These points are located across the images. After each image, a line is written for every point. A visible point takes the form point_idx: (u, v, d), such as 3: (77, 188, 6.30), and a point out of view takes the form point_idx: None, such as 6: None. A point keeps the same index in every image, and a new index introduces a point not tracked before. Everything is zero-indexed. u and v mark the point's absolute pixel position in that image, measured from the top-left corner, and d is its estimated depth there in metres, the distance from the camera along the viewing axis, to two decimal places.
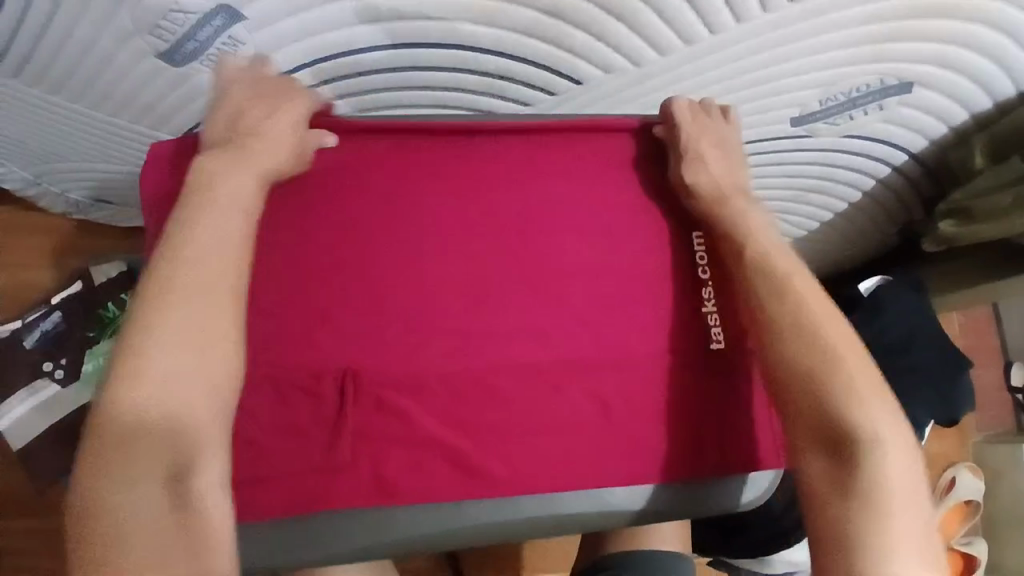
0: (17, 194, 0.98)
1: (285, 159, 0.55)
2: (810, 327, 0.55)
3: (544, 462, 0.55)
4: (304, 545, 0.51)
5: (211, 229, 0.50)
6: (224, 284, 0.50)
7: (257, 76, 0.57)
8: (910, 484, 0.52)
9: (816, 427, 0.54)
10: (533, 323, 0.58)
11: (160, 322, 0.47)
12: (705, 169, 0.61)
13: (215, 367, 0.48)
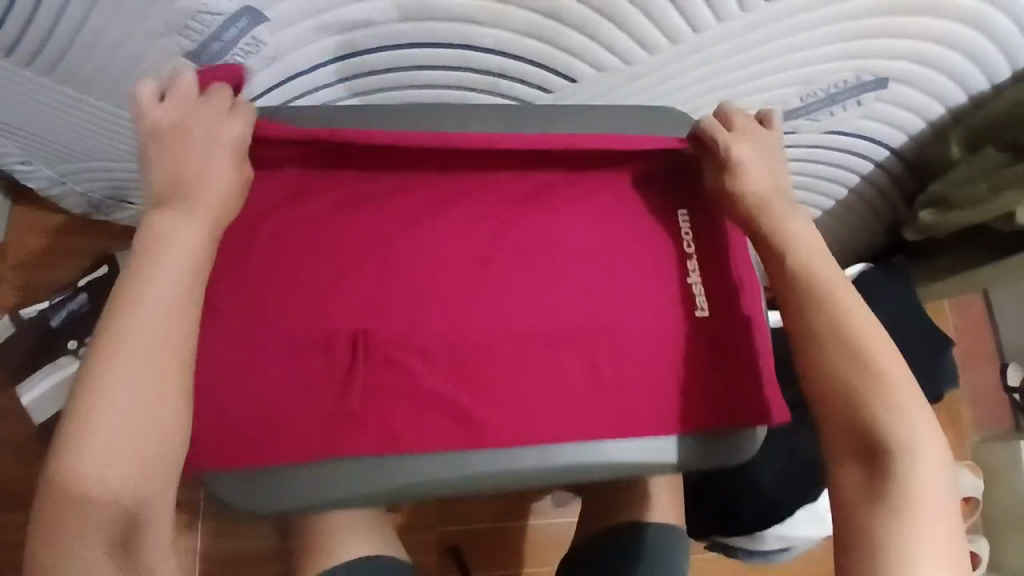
0: (42, 193, 1.03)
1: (228, 203, 0.55)
2: (846, 334, 0.58)
3: (542, 417, 0.58)
4: (316, 486, 0.55)
5: (157, 288, 0.50)
6: (172, 343, 0.50)
7: (188, 113, 0.55)
8: (941, 494, 0.55)
9: (854, 437, 0.57)
10: (531, 289, 0.61)
11: (107, 387, 0.48)
12: (752, 176, 0.61)
13: (165, 424, 0.49)
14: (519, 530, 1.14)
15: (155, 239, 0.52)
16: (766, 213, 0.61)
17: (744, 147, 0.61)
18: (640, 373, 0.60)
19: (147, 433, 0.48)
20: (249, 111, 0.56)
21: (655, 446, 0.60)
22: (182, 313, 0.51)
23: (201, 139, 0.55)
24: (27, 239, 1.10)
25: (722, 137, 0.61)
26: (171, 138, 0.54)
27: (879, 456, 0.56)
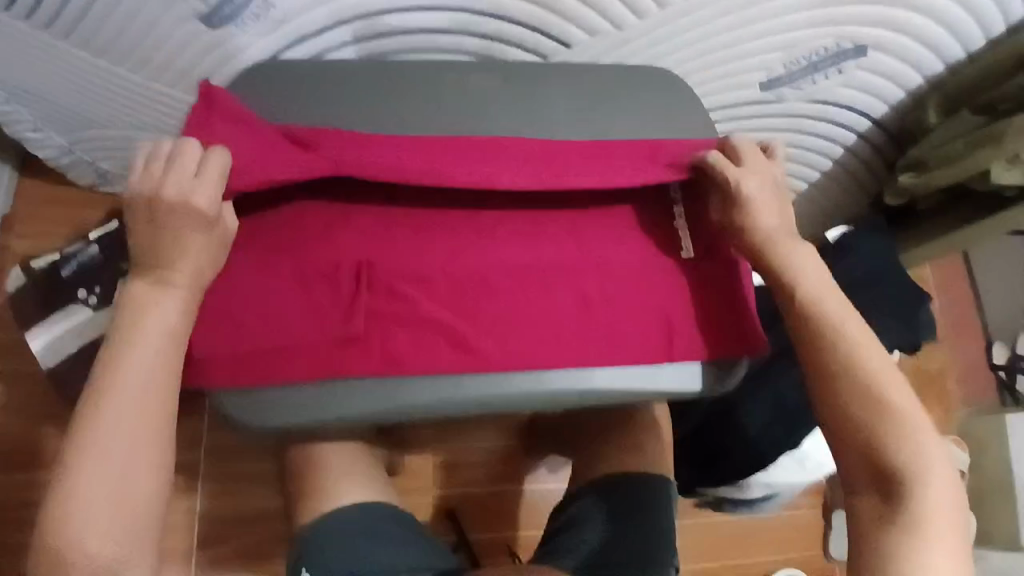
0: (50, 162, 1.05)
1: (202, 263, 0.55)
2: (858, 366, 0.61)
3: (535, 345, 0.61)
4: (318, 406, 0.57)
5: (135, 361, 0.52)
6: (149, 414, 0.51)
7: (163, 182, 0.54)
8: (951, 516, 0.59)
9: (869, 466, 0.61)
10: (526, 226, 0.64)
11: (85, 457, 0.49)
12: (760, 214, 0.63)
13: (142, 491, 0.50)
14: (514, 494, 1.16)
15: (136, 310, 0.53)
16: (773, 248, 0.63)
17: (753, 188, 0.63)
18: (630, 307, 0.64)
19: (124, 499, 0.49)
20: (220, 162, 0.55)
21: (644, 372, 0.63)
22: (165, 373, 0.53)
23: (176, 208, 0.54)
24: (39, 210, 1.13)
25: (732, 172, 0.63)
26: (147, 209, 0.54)
27: (895, 484, 0.59)
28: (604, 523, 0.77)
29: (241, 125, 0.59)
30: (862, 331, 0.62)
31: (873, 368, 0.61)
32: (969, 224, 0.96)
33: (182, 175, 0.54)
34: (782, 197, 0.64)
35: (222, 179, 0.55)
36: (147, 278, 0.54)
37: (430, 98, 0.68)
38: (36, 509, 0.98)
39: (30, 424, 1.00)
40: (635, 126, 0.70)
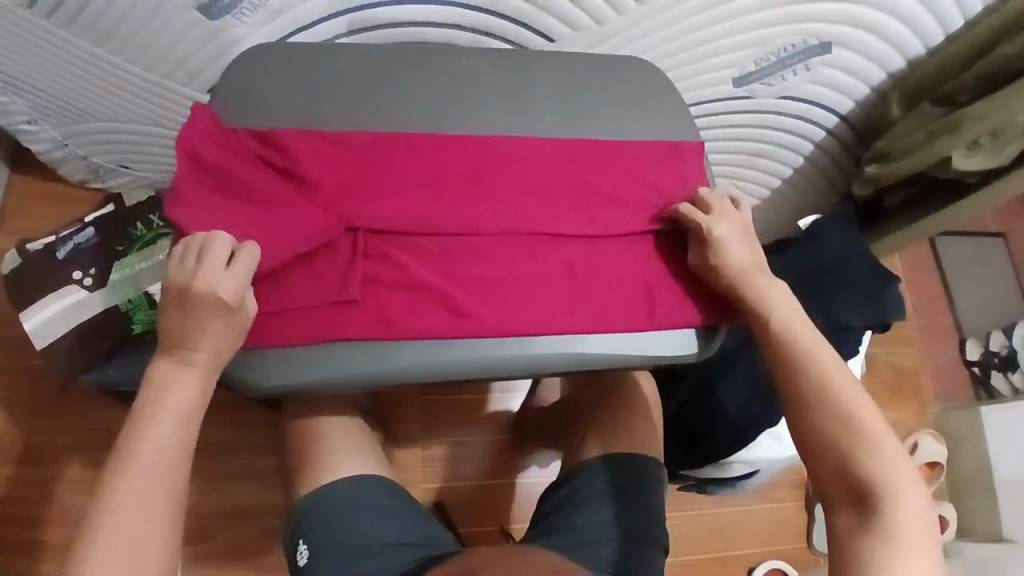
0: (41, 157, 1.06)
1: (223, 345, 0.58)
2: (829, 389, 0.65)
3: (523, 309, 0.64)
4: (315, 363, 0.61)
5: (154, 439, 0.56)
6: (165, 487, 0.55)
7: (190, 271, 0.57)
8: (922, 524, 0.61)
9: (843, 480, 0.64)
10: (512, 200, 0.68)
11: (103, 530, 0.53)
12: (731, 260, 0.67)
13: (152, 562, 0.54)
14: (504, 488, 1.17)
15: (159, 389, 0.57)
16: (745, 285, 0.67)
17: (722, 235, 0.67)
18: (612, 277, 0.67)
19: (135, 569, 0.53)
20: (250, 253, 0.58)
21: (626, 338, 0.65)
22: (183, 451, 0.57)
23: (200, 301, 0.57)
24: (29, 206, 1.14)
25: (704, 220, 0.67)
26: (177, 299, 0.57)
27: (868, 497, 0.62)
28: (589, 501, 0.78)
29: (244, 164, 0.64)
30: (829, 355, 0.66)
31: (839, 388, 0.65)
32: (930, 214, 1.02)
33: (208, 268, 0.57)
34: (748, 239, 0.68)
35: (250, 272, 0.58)
36: (171, 358, 0.58)
37: (419, 79, 0.71)
38: (26, 505, 1.00)
39: (24, 419, 1.02)
40: (616, 111, 0.74)
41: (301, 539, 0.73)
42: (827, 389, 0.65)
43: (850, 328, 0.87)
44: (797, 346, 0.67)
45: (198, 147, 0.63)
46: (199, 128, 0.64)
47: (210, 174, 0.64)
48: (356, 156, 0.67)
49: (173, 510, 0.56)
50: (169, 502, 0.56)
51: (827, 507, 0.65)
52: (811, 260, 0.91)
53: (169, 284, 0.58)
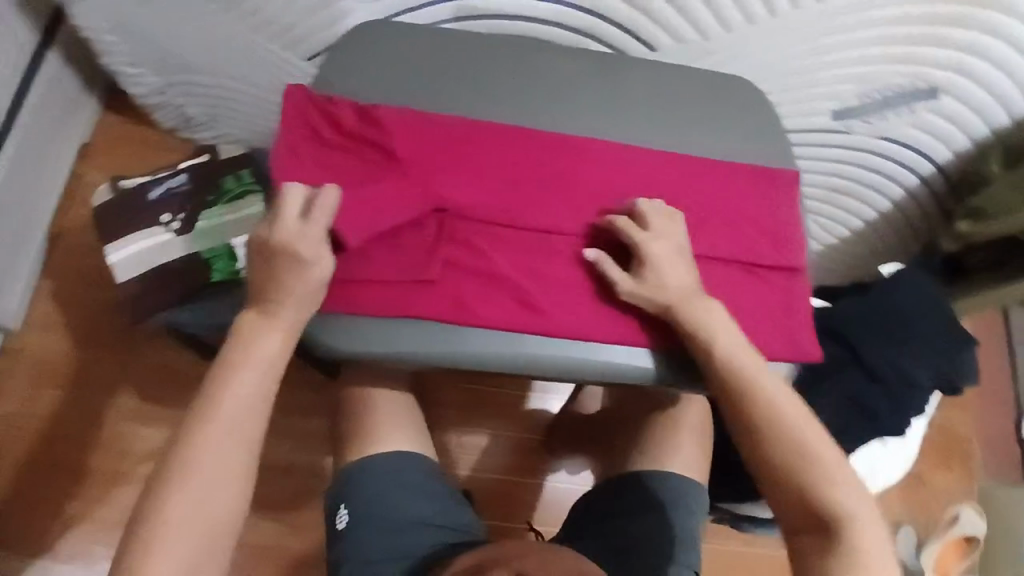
0: (138, 100, 1.11)
1: (300, 306, 0.60)
2: (777, 418, 0.61)
3: (596, 313, 0.64)
4: (388, 336, 0.62)
5: (242, 382, 0.58)
6: (241, 437, 0.58)
7: (276, 226, 0.60)
8: (885, 552, 0.59)
9: (801, 507, 0.61)
10: (598, 204, 0.67)
11: (183, 470, 0.56)
12: (665, 282, 0.62)
13: (224, 506, 0.57)
14: (529, 489, 1.16)
15: (243, 342, 0.59)
16: (686, 307, 0.62)
17: (654, 253, 0.63)
18: None
19: (211, 512, 0.56)
20: (332, 199, 0.61)
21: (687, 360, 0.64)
22: (264, 398, 0.59)
23: (284, 252, 0.59)
24: (119, 146, 1.19)
25: (637, 237, 0.63)
26: (270, 254, 0.60)
27: (830, 528, 0.59)
28: (632, 513, 0.78)
29: (344, 142, 0.66)
30: (773, 381, 0.62)
31: (783, 409, 0.61)
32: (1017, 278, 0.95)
33: (293, 226, 0.60)
34: (687, 260, 0.64)
35: (331, 217, 0.61)
36: (256, 314, 0.61)
37: (519, 74, 0.71)
38: (82, 429, 1.07)
39: (90, 346, 1.10)
40: (709, 130, 0.72)
41: (342, 503, 0.76)
42: (776, 418, 0.61)
43: (920, 384, 0.83)
44: (739, 367, 0.61)
45: (303, 123, 0.67)
46: (303, 105, 0.67)
47: (311, 146, 0.66)
48: (446, 138, 0.67)
49: (248, 459, 0.58)
50: (244, 452, 0.58)
51: (788, 533, 0.62)
52: (889, 307, 0.85)
53: (258, 240, 0.61)
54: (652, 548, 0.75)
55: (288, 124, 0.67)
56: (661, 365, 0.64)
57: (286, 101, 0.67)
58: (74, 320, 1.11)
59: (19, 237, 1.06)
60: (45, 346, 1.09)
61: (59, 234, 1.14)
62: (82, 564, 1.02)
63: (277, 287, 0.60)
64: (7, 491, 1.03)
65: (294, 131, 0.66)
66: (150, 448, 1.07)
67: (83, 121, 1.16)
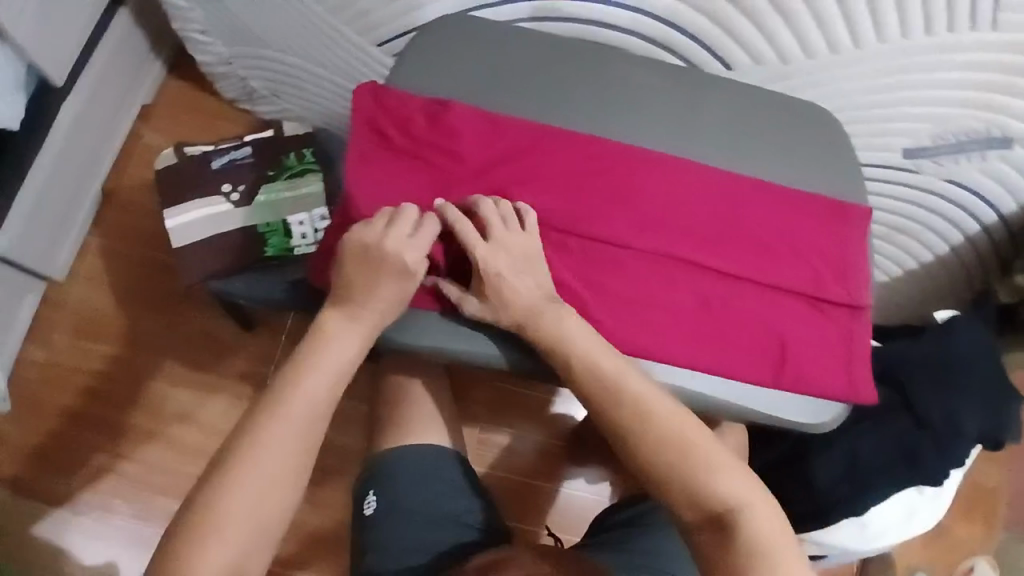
0: (204, 68, 1.12)
1: (382, 315, 0.60)
2: (650, 416, 0.59)
3: (652, 333, 0.63)
4: (448, 334, 0.63)
5: (311, 381, 0.60)
6: (302, 441, 0.59)
7: (381, 233, 0.60)
8: (779, 531, 0.57)
9: (694, 505, 0.58)
10: (662, 221, 0.66)
11: (244, 467, 0.57)
12: (505, 298, 0.60)
13: (277, 507, 0.58)
14: (547, 493, 1.14)
15: (318, 344, 0.60)
16: (566, 328, 0.60)
17: (493, 264, 0.60)
18: (746, 323, 0.64)
19: (270, 502, 0.58)
20: (432, 229, 0.61)
21: (745, 389, 0.63)
22: (329, 398, 0.61)
23: (377, 262, 0.59)
24: (180, 111, 1.21)
25: (477, 248, 0.60)
26: (361, 258, 0.60)
27: (722, 520, 0.57)
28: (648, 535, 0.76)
29: (412, 133, 0.66)
30: (642, 380, 0.60)
31: (654, 407, 0.59)
32: None
33: (402, 241, 0.60)
34: (531, 271, 0.62)
35: (429, 243, 0.61)
36: (335, 316, 0.61)
37: (596, 82, 0.71)
38: (116, 385, 1.08)
39: (131, 303, 1.12)
40: (783, 156, 0.71)
41: (371, 490, 0.77)
42: (649, 418, 0.59)
43: (964, 438, 0.79)
44: (604, 370, 0.60)
45: (371, 122, 0.66)
46: (372, 104, 0.67)
47: (378, 136, 0.66)
48: (516, 143, 0.67)
49: (306, 463, 0.60)
50: (303, 454, 0.59)
51: (687, 536, 0.59)
52: (936, 355, 0.84)
53: (355, 239, 0.60)
54: (668, 567, 0.73)
55: (359, 113, 0.66)
56: (523, 363, 0.63)
57: (354, 101, 0.67)
58: (120, 275, 1.13)
59: (74, 191, 1.09)
60: (90, 300, 1.12)
61: (113, 191, 1.16)
62: (104, 516, 1.03)
63: (363, 293, 0.60)
64: (40, 435, 1.06)
65: (364, 121, 0.66)
66: (179, 410, 1.08)
67: (147, 83, 1.18)
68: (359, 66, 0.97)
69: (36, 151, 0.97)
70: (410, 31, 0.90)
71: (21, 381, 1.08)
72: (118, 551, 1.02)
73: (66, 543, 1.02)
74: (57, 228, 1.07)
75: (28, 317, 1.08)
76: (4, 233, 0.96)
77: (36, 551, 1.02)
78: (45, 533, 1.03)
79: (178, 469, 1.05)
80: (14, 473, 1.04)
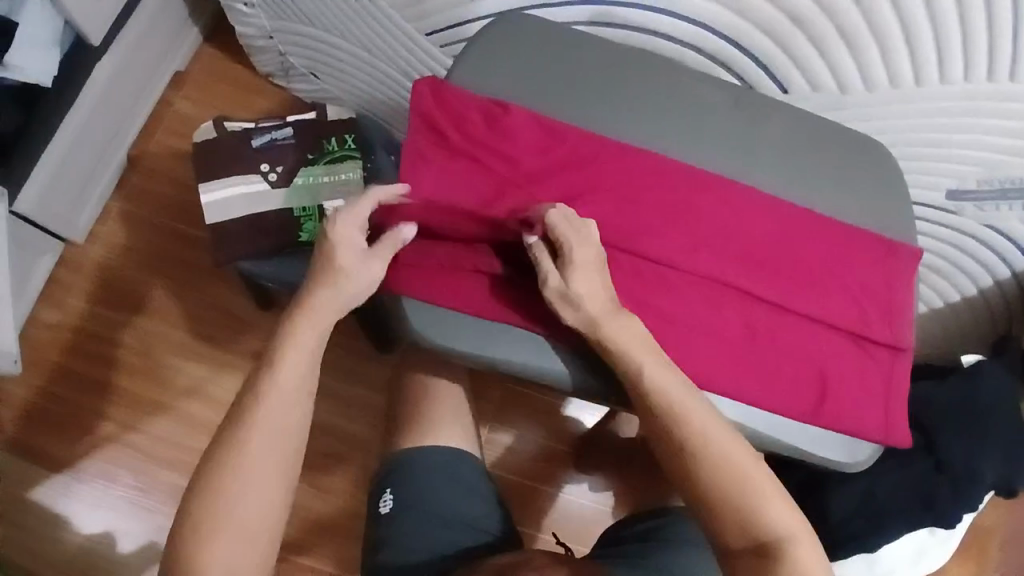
0: (244, 40, 1.11)
1: (340, 303, 0.62)
2: (702, 439, 0.59)
3: (693, 356, 0.62)
4: (498, 336, 0.62)
5: (295, 359, 0.61)
6: (283, 454, 0.61)
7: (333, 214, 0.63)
8: (818, 562, 0.58)
9: (738, 528, 0.59)
10: (713, 244, 0.65)
11: (227, 495, 0.59)
12: (582, 293, 0.59)
13: (269, 523, 0.60)
14: (547, 496, 1.12)
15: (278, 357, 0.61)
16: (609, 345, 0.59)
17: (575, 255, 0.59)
18: (789, 355, 0.63)
19: (272, 475, 0.60)
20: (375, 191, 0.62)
21: (781, 421, 0.63)
22: (308, 367, 0.62)
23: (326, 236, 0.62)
24: (214, 81, 1.19)
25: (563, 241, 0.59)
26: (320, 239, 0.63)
27: (764, 547, 0.58)
28: (656, 554, 0.74)
29: (467, 134, 0.65)
30: (698, 401, 0.60)
31: (709, 432, 0.59)
32: None
33: (349, 240, 0.61)
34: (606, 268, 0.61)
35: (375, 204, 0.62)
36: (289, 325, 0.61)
37: (659, 98, 0.70)
38: (127, 353, 1.07)
39: (149, 270, 1.10)
40: (840, 190, 0.70)
41: (387, 488, 0.76)
42: (701, 441, 0.59)
43: (977, 485, 0.79)
44: (652, 380, 0.59)
45: (428, 118, 0.65)
46: (430, 99, 0.65)
47: (434, 134, 0.65)
48: (570, 151, 0.65)
49: (290, 475, 0.61)
50: (296, 424, 0.61)
51: (724, 555, 0.60)
52: (963, 399, 0.83)
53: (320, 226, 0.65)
54: None
55: (416, 109, 0.65)
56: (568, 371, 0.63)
57: (413, 95, 0.66)
58: (141, 241, 1.11)
59: (100, 153, 1.06)
60: (107, 264, 1.10)
61: (139, 156, 1.14)
62: (104, 485, 1.02)
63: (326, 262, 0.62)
64: (47, 396, 1.04)
65: (421, 117, 0.65)
66: (189, 383, 1.06)
67: (183, 49, 1.16)
68: (405, 52, 0.95)
69: (68, 108, 0.95)
70: (463, 23, 0.88)
71: (32, 340, 1.06)
72: (116, 521, 1.01)
73: (65, 508, 1.01)
74: (80, 189, 1.05)
75: (42, 277, 1.07)
76: (28, 189, 0.94)
77: (33, 514, 1.01)
78: (45, 496, 1.01)
79: (183, 444, 1.04)
80: (20, 432, 1.03)
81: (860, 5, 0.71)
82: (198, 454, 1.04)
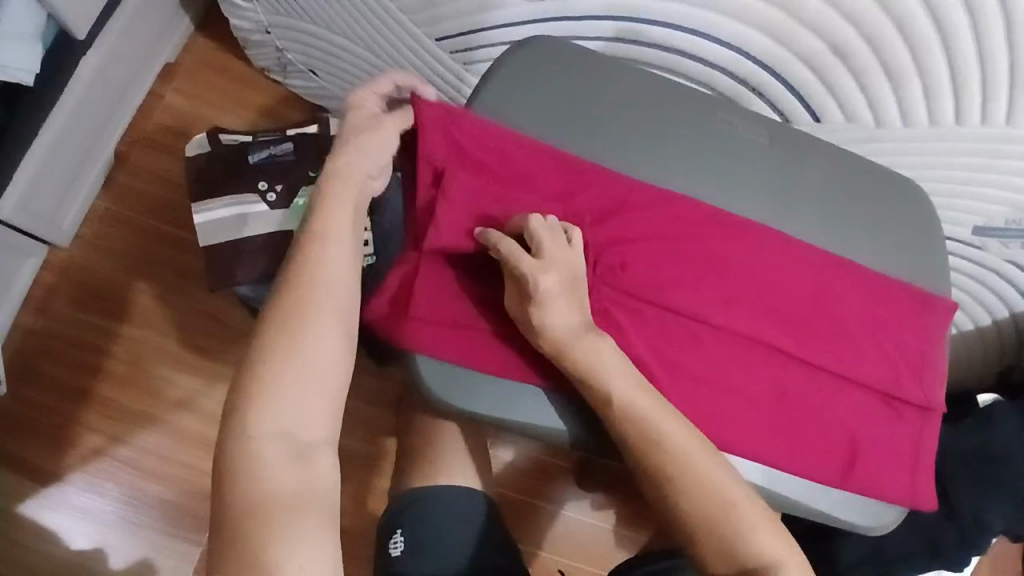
0: (239, 33, 1.04)
1: (368, 169, 0.60)
2: (670, 446, 0.53)
3: (723, 417, 0.60)
4: (496, 386, 0.58)
5: (333, 258, 0.57)
6: (336, 322, 0.55)
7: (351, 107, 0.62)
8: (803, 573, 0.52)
9: (714, 535, 0.52)
10: (744, 296, 0.62)
11: (272, 370, 0.53)
12: (548, 311, 0.55)
13: (325, 404, 0.54)
14: (546, 514, 1.11)
15: (320, 230, 0.57)
16: (626, 409, 0.54)
17: (555, 257, 0.57)
18: (819, 415, 0.61)
19: (317, 386, 0.54)
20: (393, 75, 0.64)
21: (810, 487, 0.60)
22: (346, 266, 0.57)
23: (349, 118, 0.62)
24: (205, 72, 1.12)
25: (523, 267, 0.55)
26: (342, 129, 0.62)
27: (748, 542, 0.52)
28: None
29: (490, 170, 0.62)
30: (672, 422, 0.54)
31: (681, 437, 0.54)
32: None
33: (371, 118, 0.61)
34: (576, 294, 0.57)
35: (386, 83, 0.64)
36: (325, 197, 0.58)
37: (688, 134, 0.65)
38: (116, 363, 1.02)
39: (137, 274, 1.05)
40: (876, 238, 0.67)
41: (398, 528, 0.74)
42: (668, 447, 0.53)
43: (986, 531, 0.76)
44: (660, 428, 0.54)
45: (448, 152, 0.62)
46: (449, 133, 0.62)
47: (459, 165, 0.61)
48: (596, 195, 0.62)
49: (338, 377, 0.55)
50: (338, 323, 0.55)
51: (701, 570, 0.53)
52: (977, 442, 0.78)
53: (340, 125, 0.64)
54: None
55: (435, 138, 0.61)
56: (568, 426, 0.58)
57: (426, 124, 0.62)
58: (129, 243, 1.06)
59: (86, 150, 1.00)
60: (93, 269, 1.05)
61: (127, 153, 1.08)
62: (93, 499, 0.99)
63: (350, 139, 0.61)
64: (33, 405, 1.00)
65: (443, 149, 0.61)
66: (182, 395, 1.02)
67: (174, 39, 1.09)
68: (412, 56, 0.89)
69: (51, 107, 0.89)
70: (475, 32, 0.82)
71: (16, 347, 1.01)
72: (106, 536, 0.98)
73: (53, 522, 0.98)
74: (65, 189, 0.99)
75: (26, 281, 1.02)
76: (10, 191, 0.88)
77: (20, 528, 0.98)
78: (33, 509, 0.98)
79: (175, 458, 1.01)
80: (5, 444, 0.99)
81: (905, 37, 0.67)
82: (192, 470, 1.01)
